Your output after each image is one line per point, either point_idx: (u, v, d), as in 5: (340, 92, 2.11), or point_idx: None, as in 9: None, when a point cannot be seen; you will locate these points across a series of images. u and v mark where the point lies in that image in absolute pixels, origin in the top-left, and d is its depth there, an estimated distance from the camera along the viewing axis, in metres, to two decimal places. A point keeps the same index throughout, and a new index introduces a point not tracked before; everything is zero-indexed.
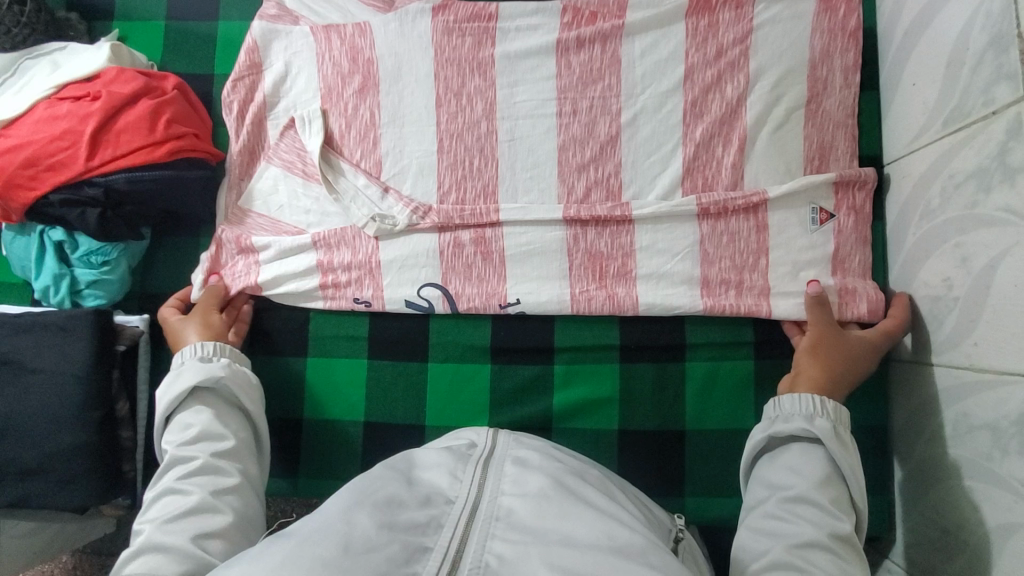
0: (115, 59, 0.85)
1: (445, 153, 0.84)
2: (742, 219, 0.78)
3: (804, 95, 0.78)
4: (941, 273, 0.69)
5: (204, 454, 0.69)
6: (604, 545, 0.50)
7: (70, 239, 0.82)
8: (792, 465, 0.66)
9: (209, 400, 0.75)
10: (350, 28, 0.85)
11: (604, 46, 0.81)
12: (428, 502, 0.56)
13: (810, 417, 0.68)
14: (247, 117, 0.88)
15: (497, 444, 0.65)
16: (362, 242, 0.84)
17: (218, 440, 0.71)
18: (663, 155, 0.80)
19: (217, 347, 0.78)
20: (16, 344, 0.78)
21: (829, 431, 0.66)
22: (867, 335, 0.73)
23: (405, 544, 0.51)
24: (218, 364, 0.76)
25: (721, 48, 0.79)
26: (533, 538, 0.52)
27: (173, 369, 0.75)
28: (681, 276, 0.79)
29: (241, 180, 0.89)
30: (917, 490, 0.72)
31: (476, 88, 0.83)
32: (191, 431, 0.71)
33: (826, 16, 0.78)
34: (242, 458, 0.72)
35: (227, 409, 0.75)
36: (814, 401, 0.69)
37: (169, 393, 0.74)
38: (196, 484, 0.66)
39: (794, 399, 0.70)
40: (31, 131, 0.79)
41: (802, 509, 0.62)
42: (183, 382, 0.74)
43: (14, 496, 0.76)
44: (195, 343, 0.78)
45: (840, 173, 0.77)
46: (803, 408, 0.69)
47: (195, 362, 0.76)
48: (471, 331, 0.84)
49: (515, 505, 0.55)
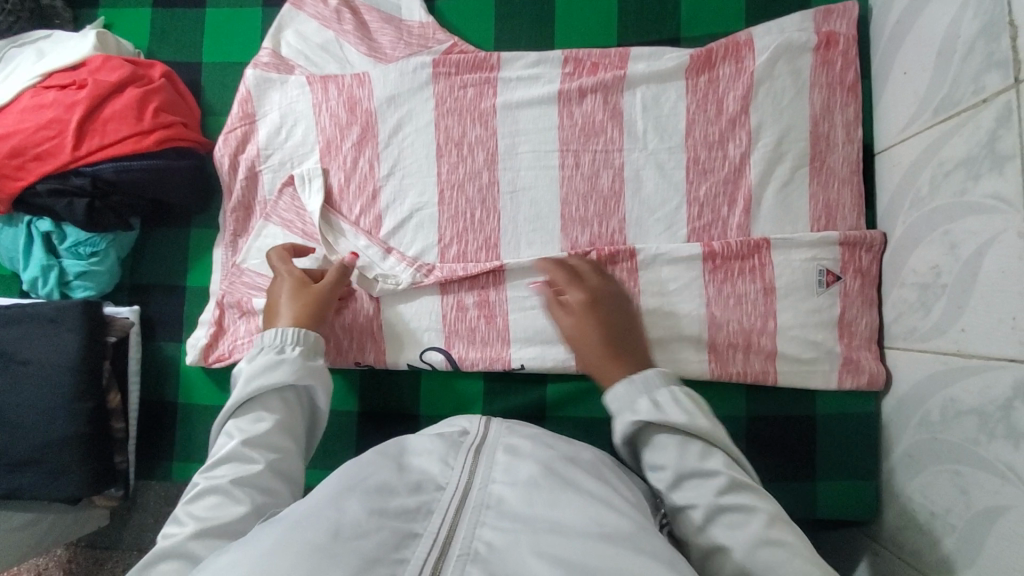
0: (102, 48, 0.83)
1: (446, 204, 0.85)
2: (748, 280, 0.79)
3: (807, 153, 0.79)
4: (929, 261, 0.69)
5: (265, 459, 0.63)
6: (595, 531, 0.50)
7: (58, 230, 0.81)
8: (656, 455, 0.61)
9: (287, 400, 0.68)
10: (348, 78, 0.86)
11: (605, 96, 0.83)
12: (418, 490, 0.56)
13: (636, 405, 0.62)
14: (239, 171, 0.87)
15: (489, 434, 0.65)
16: (364, 304, 0.84)
17: (279, 448, 0.65)
18: (666, 212, 0.82)
19: (316, 342, 0.73)
20: (3, 335, 0.78)
21: (649, 412, 0.61)
22: (582, 298, 0.74)
23: (393, 531, 0.50)
24: (310, 368, 0.70)
25: (721, 106, 0.81)
26: (523, 524, 0.51)
27: (272, 357, 0.68)
28: (689, 339, 0.79)
29: (236, 237, 0.88)
30: (904, 475, 0.74)
31: (477, 137, 0.85)
32: (265, 428, 0.65)
33: (824, 70, 0.80)
34: (296, 470, 0.66)
35: (293, 412, 0.68)
36: (633, 383, 0.64)
37: (257, 378, 0.67)
38: (248, 493, 0.60)
39: (616, 389, 0.65)
40: (16, 120, 0.78)
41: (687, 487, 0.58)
42: (276, 373, 0.67)
43: (5, 488, 0.75)
44: (296, 329, 0.72)
45: (845, 233, 0.78)
46: (629, 396, 0.64)
47: (293, 356, 0.70)
48: (463, 385, 0.84)
49: (505, 493, 0.55)
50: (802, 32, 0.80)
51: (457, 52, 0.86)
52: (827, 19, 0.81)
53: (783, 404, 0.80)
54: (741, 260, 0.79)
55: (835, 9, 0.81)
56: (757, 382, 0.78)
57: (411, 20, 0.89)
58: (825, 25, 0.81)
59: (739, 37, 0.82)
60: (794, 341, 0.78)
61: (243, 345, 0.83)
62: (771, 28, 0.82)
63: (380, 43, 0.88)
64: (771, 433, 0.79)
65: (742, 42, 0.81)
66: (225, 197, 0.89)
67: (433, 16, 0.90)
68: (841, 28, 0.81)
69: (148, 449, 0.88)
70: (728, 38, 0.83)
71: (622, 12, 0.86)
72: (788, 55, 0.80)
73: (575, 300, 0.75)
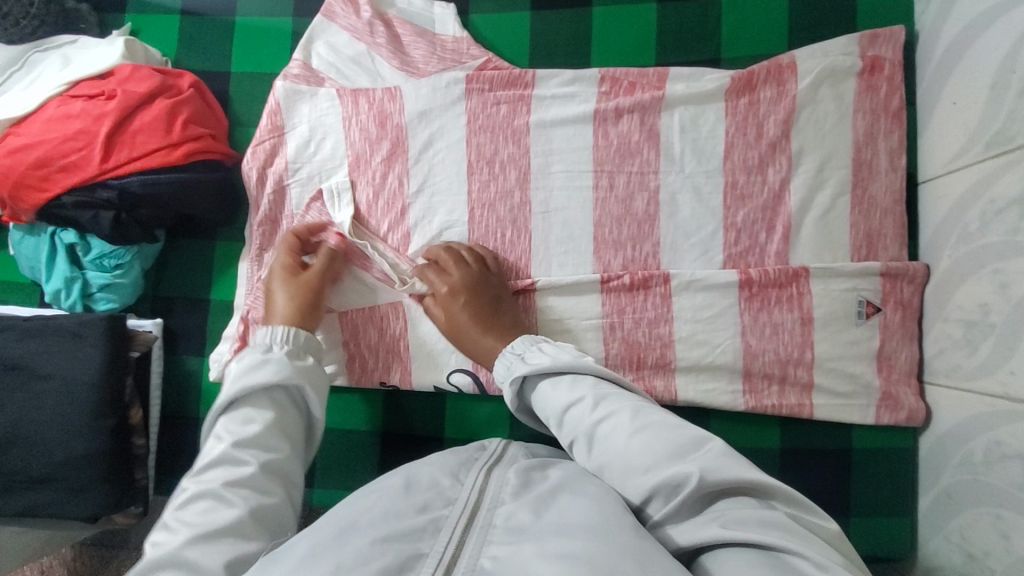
0: (130, 56, 0.82)
1: (477, 223, 0.83)
2: (786, 309, 0.77)
3: (849, 180, 0.78)
4: (976, 298, 0.67)
5: (257, 461, 0.60)
6: (598, 530, 0.49)
7: (82, 241, 0.80)
8: (539, 402, 0.65)
9: (278, 400, 0.66)
10: (379, 92, 0.84)
11: (642, 117, 0.81)
12: (427, 507, 0.54)
13: (510, 370, 0.68)
14: (267, 184, 0.85)
15: (506, 453, 0.64)
16: (392, 322, 0.83)
17: (272, 450, 0.62)
18: (703, 236, 0.80)
19: (305, 341, 0.71)
20: (23, 348, 0.76)
21: (519, 367, 0.66)
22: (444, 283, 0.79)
23: (400, 553, 0.49)
24: (302, 367, 0.68)
25: (761, 129, 0.79)
26: (530, 539, 0.50)
27: (259, 356, 0.67)
28: (722, 368, 0.78)
29: (261, 251, 0.86)
30: (941, 514, 0.72)
31: (509, 155, 0.83)
32: (255, 429, 0.62)
33: (867, 96, 0.78)
34: (291, 471, 0.63)
35: (285, 412, 0.66)
36: (507, 357, 0.71)
37: (244, 378, 0.65)
38: (241, 496, 0.57)
39: (501, 362, 0.71)
40: (42, 130, 0.76)
41: (567, 420, 0.61)
42: (264, 372, 0.65)
43: (20, 505, 0.74)
44: (285, 327, 0.71)
45: (887, 264, 0.76)
46: (506, 367, 0.70)
47: (281, 355, 0.68)
48: (489, 408, 0.83)
49: (513, 510, 0.53)
50: (847, 56, 0.79)
51: (492, 67, 0.84)
52: (873, 43, 0.79)
53: (817, 437, 0.78)
54: (778, 288, 0.77)
55: (881, 33, 0.79)
56: (792, 414, 0.77)
57: (445, 34, 0.87)
58: (870, 49, 0.79)
59: (781, 59, 0.80)
60: (830, 373, 0.76)
61: None
62: (814, 51, 0.80)
63: (413, 57, 0.86)
64: (805, 466, 0.78)
65: (784, 65, 0.80)
66: (251, 210, 0.87)
67: (467, 30, 0.88)
68: (887, 53, 0.79)
69: (166, 464, 0.87)
70: (769, 60, 0.81)
71: (661, 31, 0.84)
72: (831, 80, 0.79)
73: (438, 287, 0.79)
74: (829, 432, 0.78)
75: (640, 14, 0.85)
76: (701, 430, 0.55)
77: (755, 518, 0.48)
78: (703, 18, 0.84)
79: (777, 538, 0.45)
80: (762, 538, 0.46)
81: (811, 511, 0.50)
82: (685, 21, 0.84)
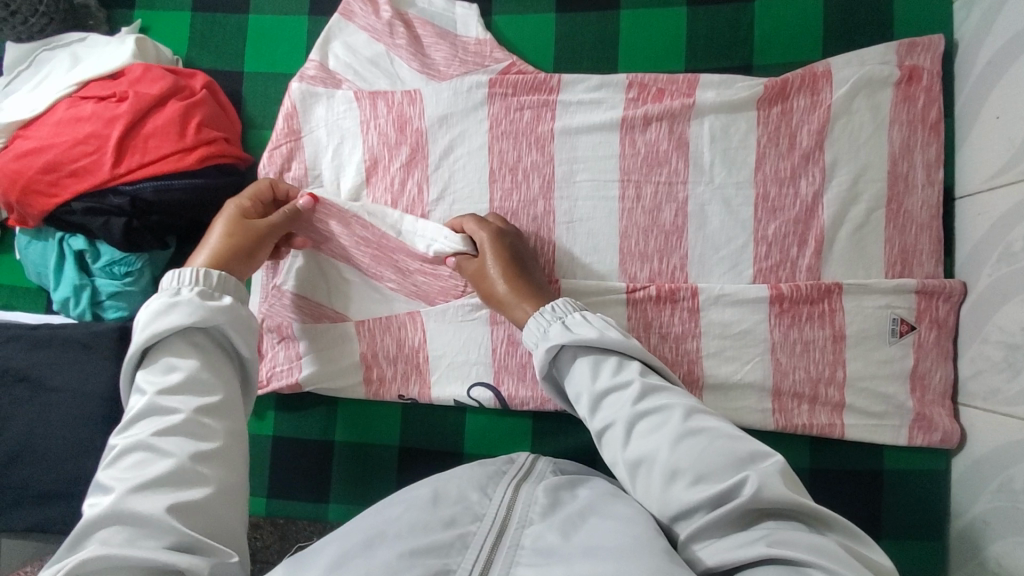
0: (140, 55, 0.79)
1: None
2: (817, 326, 0.75)
3: (884, 194, 0.75)
4: (1018, 320, 0.65)
5: (187, 407, 0.55)
6: (631, 549, 0.47)
7: (91, 248, 0.77)
8: (577, 375, 0.61)
9: (200, 343, 0.59)
10: (399, 95, 0.82)
11: (671, 125, 0.79)
12: (455, 521, 0.52)
13: (547, 335, 0.64)
14: None
15: (535, 467, 0.62)
16: (410, 334, 0.80)
17: (203, 393, 0.57)
18: (732, 249, 0.77)
19: (219, 278, 0.62)
20: (32, 359, 0.74)
21: (564, 332, 0.62)
22: (486, 237, 0.74)
23: (428, 569, 0.47)
24: (218, 307, 0.59)
25: (794, 140, 0.77)
26: (558, 560, 0.48)
27: (164, 300, 0.58)
28: (751, 386, 0.75)
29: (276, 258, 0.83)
30: (976, 539, 0.70)
31: (533, 163, 0.81)
32: (179, 377, 0.56)
33: (905, 107, 0.76)
34: (231, 409, 0.58)
35: (212, 353, 0.60)
36: (545, 317, 0.66)
37: (152, 327, 0.57)
38: (174, 446, 0.53)
39: (535, 320, 0.66)
40: (50, 133, 0.73)
41: (609, 401, 0.58)
42: (174, 318, 0.57)
43: (30, 521, 0.72)
44: (192, 269, 0.62)
45: (922, 281, 0.74)
46: (541, 328, 0.65)
47: (192, 297, 0.59)
48: (510, 423, 0.81)
49: (543, 530, 0.51)
50: (884, 65, 0.76)
51: (516, 71, 0.82)
52: (910, 52, 0.76)
53: (846, 457, 0.76)
54: (810, 304, 0.75)
55: (920, 41, 0.76)
56: (822, 434, 0.75)
57: (467, 36, 0.84)
58: (908, 58, 0.76)
59: (816, 67, 0.78)
60: (861, 392, 0.74)
61: (280, 372, 0.82)
62: (850, 59, 0.77)
63: (433, 59, 0.83)
64: (833, 486, 0.76)
65: (819, 73, 0.77)
66: None
67: (489, 32, 0.85)
68: (925, 62, 0.76)
69: None
70: (803, 68, 0.78)
71: (690, 36, 0.82)
72: (868, 90, 0.76)
73: (478, 240, 0.74)
74: (858, 452, 0.76)
75: (670, 18, 0.82)
76: (762, 444, 0.52)
77: (806, 543, 0.45)
78: (734, 23, 0.81)
79: (826, 564, 0.43)
80: (810, 562, 0.44)
81: (855, 539, 0.49)
82: (716, 25, 0.81)
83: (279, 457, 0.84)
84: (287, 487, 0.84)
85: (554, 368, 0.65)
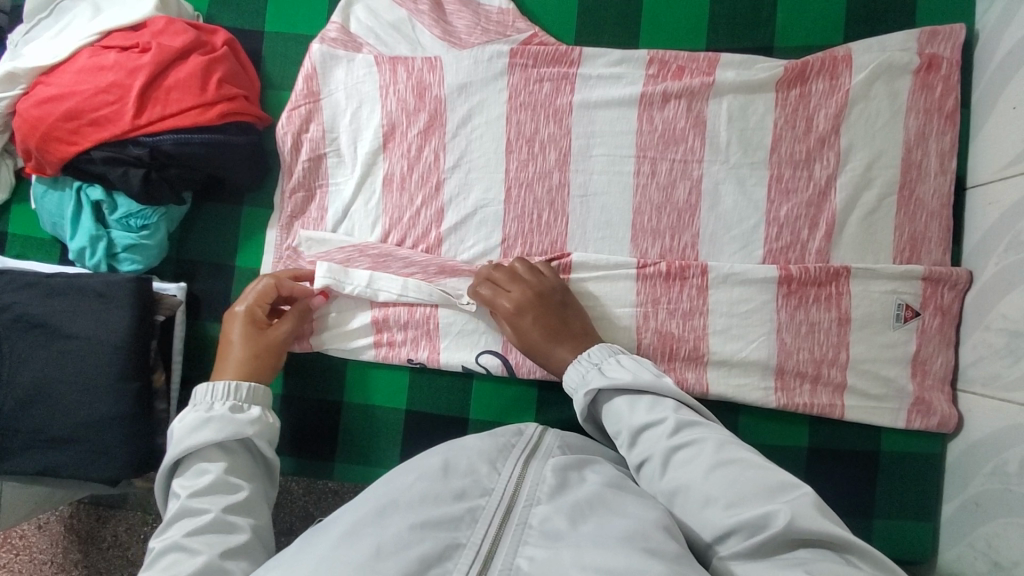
0: (162, 8, 0.79)
1: (513, 202, 0.81)
2: (823, 307, 0.76)
3: (897, 181, 0.76)
4: (1021, 308, 0.67)
5: (216, 507, 0.59)
6: (634, 541, 0.48)
7: (109, 199, 0.78)
8: (612, 416, 0.64)
9: (232, 451, 0.64)
10: (419, 62, 0.82)
11: (689, 103, 0.79)
12: (464, 495, 0.53)
13: (585, 379, 0.67)
14: (303, 152, 0.83)
15: (543, 441, 0.63)
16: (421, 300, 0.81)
17: (230, 495, 0.60)
18: (743, 229, 0.78)
19: (251, 391, 0.68)
20: (46, 306, 0.74)
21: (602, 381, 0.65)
22: (519, 296, 0.75)
23: (438, 541, 0.49)
24: (247, 419, 0.65)
25: (811, 123, 0.77)
26: (565, 543, 0.49)
27: (199, 413, 0.63)
28: (756, 365, 0.76)
29: (292, 219, 0.84)
30: (968, 522, 0.72)
31: (550, 135, 0.81)
32: (209, 480, 0.60)
33: (922, 95, 0.76)
34: (256, 512, 0.62)
35: (241, 460, 0.64)
36: (581, 371, 0.69)
37: (187, 438, 0.62)
38: (206, 543, 0.55)
39: (574, 370, 0.69)
40: (72, 80, 0.74)
41: (644, 438, 0.60)
42: (207, 429, 0.62)
43: (40, 465, 0.72)
44: (228, 382, 0.68)
45: (931, 268, 0.75)
46: (580, 374, 0.68)
47: (224, 410, 0.65)
48: (515, 390, 0.82)
49: (549, 513, 0.52)
50: (904, 52, 0.77)
51: (537, 42, 0.82)
52: (931, 40, 0.77)
53: (845, 438, 0.78)
54: (818, 286, 0.76)
55: (941, 30, 0.77)
56: (822, 415, 0.76)
57: (490, 5, 0.84)
58: (928, 46, 0.77)
59: (837, 52, 0.78)
60: (862, 375, 0.76)
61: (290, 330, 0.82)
62: (871, 46, 0.78)
63: (455, 27, 0.84)
64: (830, 466, 0.78)
65: (839, 58, 0.77)
66: (284, 174, 0.84)
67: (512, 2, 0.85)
68: (944, 51, 0.77)
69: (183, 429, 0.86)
70: (824, 52, 0.79)
71: (713, 16, 0.82)
72: (887, 76, 0.76)
73: (512, 299, 0.75)
74: (856, 434, 0.78)
75: None
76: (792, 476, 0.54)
77: None
78: (757, 4, 0.81)
79: None
80: None
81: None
82: (740, 6, 0.81)
83: (287, 415, 0.85)
84: (294, 445, 0.85)
85: (594, 409, 0.68)
